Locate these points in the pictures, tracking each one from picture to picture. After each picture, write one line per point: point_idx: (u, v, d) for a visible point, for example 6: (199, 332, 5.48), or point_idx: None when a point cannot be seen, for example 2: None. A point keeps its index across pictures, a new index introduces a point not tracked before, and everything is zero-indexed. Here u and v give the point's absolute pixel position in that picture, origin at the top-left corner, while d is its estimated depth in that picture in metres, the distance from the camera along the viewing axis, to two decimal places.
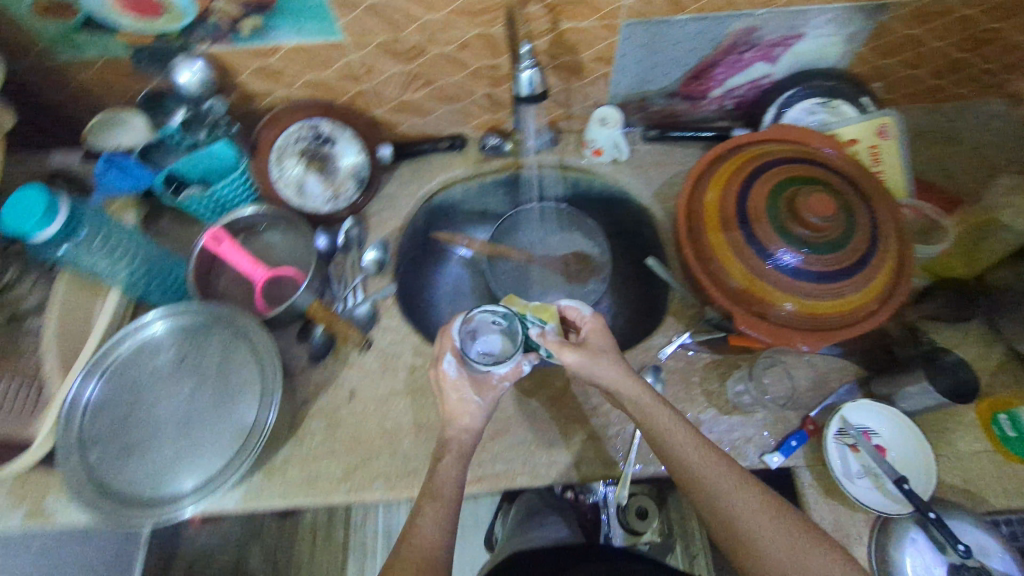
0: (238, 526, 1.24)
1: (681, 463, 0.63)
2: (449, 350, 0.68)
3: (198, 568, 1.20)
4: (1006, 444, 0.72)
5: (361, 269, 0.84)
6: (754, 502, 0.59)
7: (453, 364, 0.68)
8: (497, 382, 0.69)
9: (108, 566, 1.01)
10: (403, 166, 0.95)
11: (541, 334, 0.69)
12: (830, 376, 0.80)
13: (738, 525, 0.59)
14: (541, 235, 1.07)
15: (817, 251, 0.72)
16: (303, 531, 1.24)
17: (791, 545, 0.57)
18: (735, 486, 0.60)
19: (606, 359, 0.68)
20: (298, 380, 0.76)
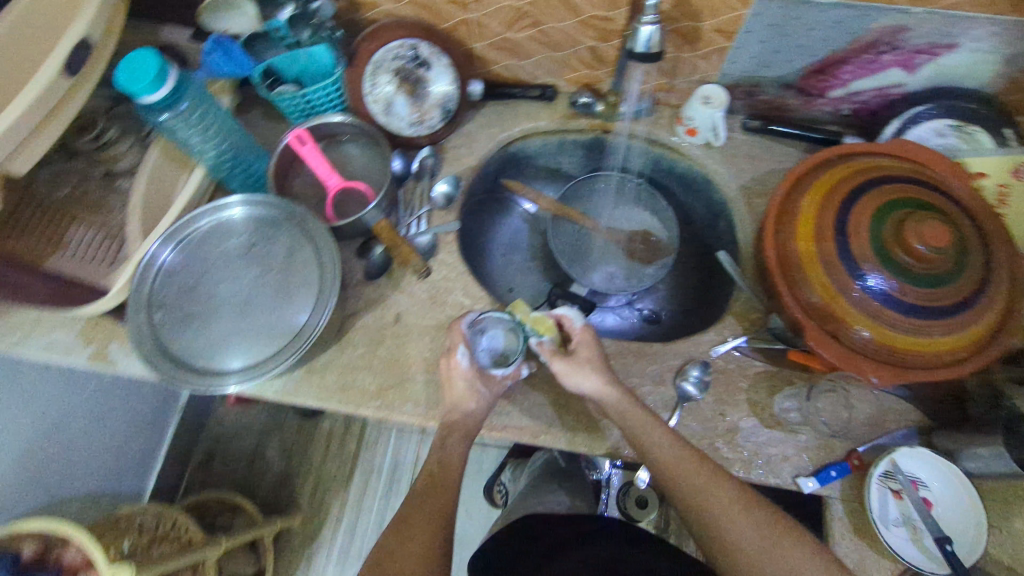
0: (264, 416, 1.31)
1: (699, 475, 0.62)
2: (461, 343, 0.70)
3: (222, 443, 1.29)
4: None
5: (430, 200, 0.84)
6: (764, 532, 0.59)
7: (465, 356, 0.69)
8: (501, 379, 0.72)
9: (144, 419, 1.10)
10: (489, 107, 0.93)
11: (539, 343, 0.72)
12: (889, 416, 0.75)
13: (739, 554, 0.58)
14: (610, 208, 1.03)
15: (914, 282, 0.66)
16: (321, 435, 1.30)
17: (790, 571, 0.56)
18: (746, 504, 0.60)
19: (589, 370, 0.68)
20: (351, 292, 0.77)
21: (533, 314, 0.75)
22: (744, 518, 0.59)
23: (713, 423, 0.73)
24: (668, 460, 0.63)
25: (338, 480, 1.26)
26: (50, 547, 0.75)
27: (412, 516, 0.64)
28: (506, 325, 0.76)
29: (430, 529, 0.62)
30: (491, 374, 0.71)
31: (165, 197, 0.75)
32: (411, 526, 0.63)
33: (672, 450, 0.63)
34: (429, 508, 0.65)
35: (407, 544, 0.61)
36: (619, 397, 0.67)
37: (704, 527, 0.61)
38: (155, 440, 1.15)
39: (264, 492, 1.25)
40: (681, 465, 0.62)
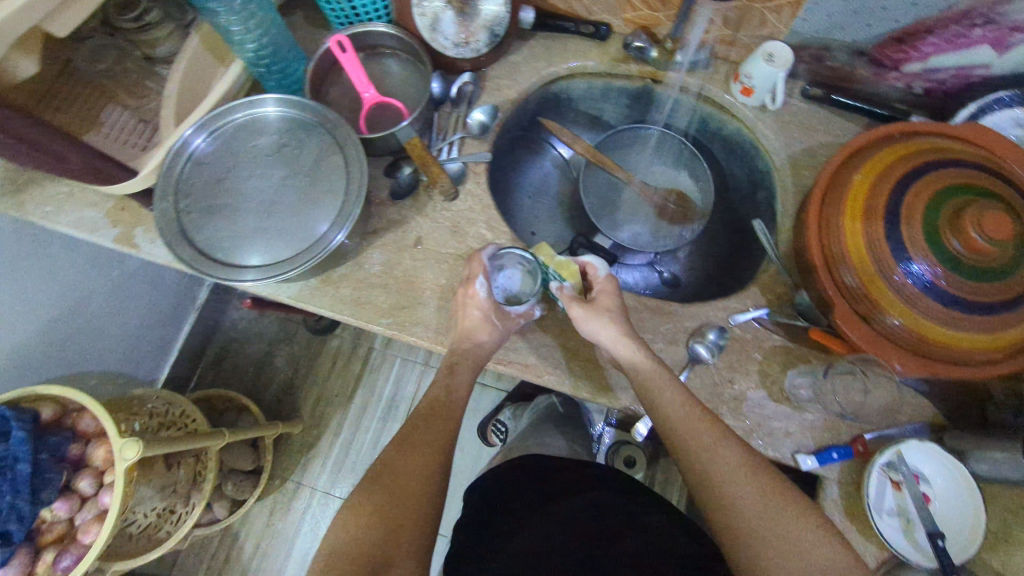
0: (275, 325, 1.35)
1: (701, 437, 0.62)
2: (481, 272, 0.70)
3: (235, 345, 1.33)
4: None
5: (465, 127, 0.82)
6: (767, 498, 0.58)
7: (484, 285, 0.69)
8: (516, 317, 0.72)
9: (166, 311, 1.14)
10: (538, 39, 0.88)
11: (559, 288, 0.71)
12: (903, 408, 0.72)
13: (739, 516, 0.59)
14: (649, 161, 1.02)
15: (961, 272, 0.62)
16: (329, 352, 1.34)
17: (777, 540, 0.56)
18: (747, 472, 0.60)
19: (606, 318, 0.68)
20: (374, 209, 0.77)
21: (558, 257, 0.74)
22: (749, 481, 0.60)
23: (720, 389, 0.72)
24: (674, 415, 0.64)
25: (340, 396, 1.30)
26: (67, 413, 0.79)
27: (412, 436, 0.65)
28: (524, 267, 0.76)
29: (428, 448, 0.63)
30: (505, 311, 0.71)
31: (200, 89, 0.74)
32: (409, 445, 0.64)
33: (680, 407, 0.64)
34: (429, 429, 0.66)
35: (407, 455, 0.62)
36: (633, 350, 0.67)
37: (705, 484, 0.61)
38: (171, 333, 1.19)
39: (270, 399, 1.30)
40: (681, 422, 0.63)
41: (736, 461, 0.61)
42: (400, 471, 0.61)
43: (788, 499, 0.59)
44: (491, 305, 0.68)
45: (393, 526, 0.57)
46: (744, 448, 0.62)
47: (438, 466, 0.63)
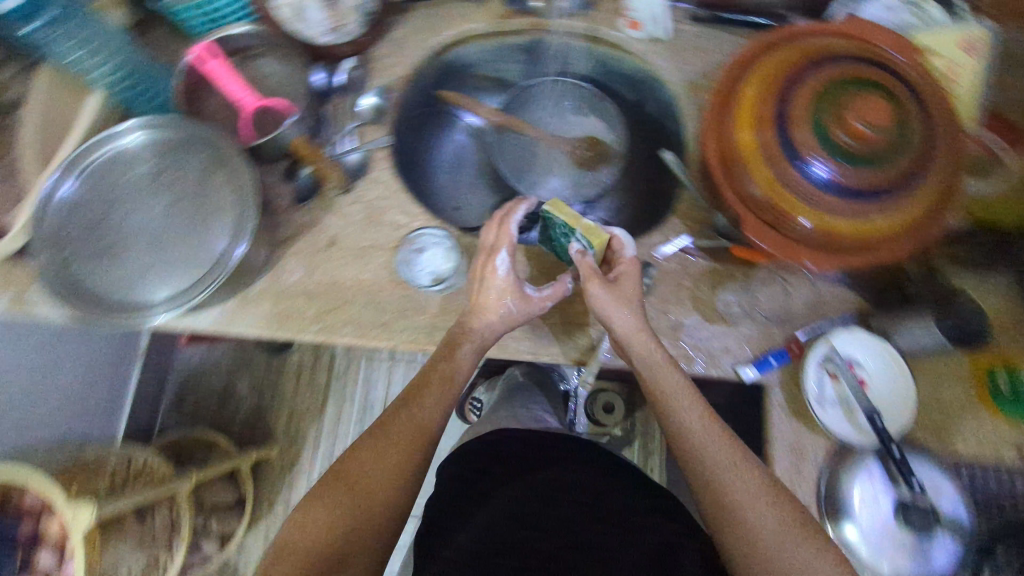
0: (229, 354, 1.32)
1: (716, 462, 0.62)
2: (507, 248, 0.70)
3: (191, 383, 1.30)
4: (996, 402, 0.70)
5: (357, 115, 0.79)
6: (788, 531, 0.57)
7: (505, 263, 0.69)
8: (540, 300, 0.69)
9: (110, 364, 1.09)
10: (418, 10, 0.86)
11: (579, 254, 0.69)
12: (829, 303, 0.76)
13: (756, 548, 0.57)
14: (556, 112, 1.05)
15: (854, 163, 0.64)
16: (290, 369, 1.31)
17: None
18: (768, 501, 0.59)
19: (627, 309, 0.66)
20: (280, 217, 0.74)
21: (585, 221, 0.69)
22: (771, 515, 0.58)
23: (657, 322, 0.74)
24: (698, 440, 0.63)
25: (311, 410, 1.29)
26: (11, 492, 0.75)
27: (389, 423, 0.64)
28: (444, 245, 0.74)
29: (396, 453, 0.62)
30: (526, 294, 0.69)
31: (63, 129, 0.69)
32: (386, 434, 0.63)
33: (699, 426, 0.64)
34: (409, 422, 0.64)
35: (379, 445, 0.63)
36: (649, 345, 0.66)
37: (718, 508, 0.60)
38: (119, 386, 1.14)
39: (240, 428, 1.28)
40: (696, 439, 0.63)
41: (760, 492, 0.59)
42: (370, 478, 0.61)
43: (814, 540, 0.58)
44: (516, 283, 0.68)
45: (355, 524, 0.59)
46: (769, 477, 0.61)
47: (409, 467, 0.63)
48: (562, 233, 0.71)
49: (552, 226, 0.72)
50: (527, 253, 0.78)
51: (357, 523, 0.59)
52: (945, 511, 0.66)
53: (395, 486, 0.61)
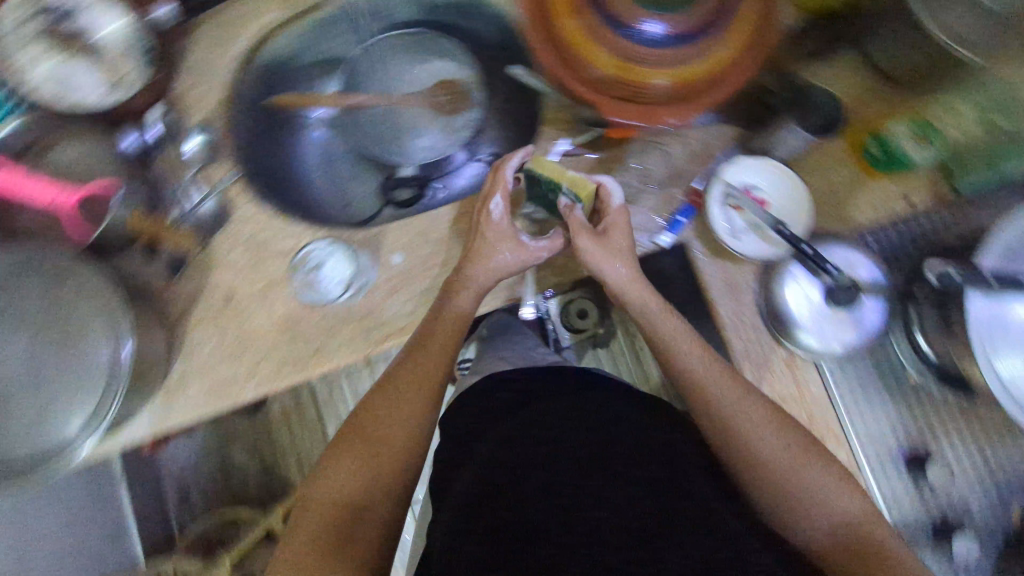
0: (212, 432, 1.32)
1: (722, 404, 0.69)
2: (501, 195, 0.74)
3: (187, 477, 1.29)
4: (875, 166, 0.77)
5: (188, 162, 0.73)
6: (795, 453, 0.66)
7: (500, 206, 0.73)
8: (536, 250, 0.73)
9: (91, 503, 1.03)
10: (198, 25, 0.77)
11: (569, 208, 0.72)
12: (712, 145, 0.80)
13: (766, 472, 0.66)
14: (396, 71, 0.94)
15: (673, 11, 0.67)
16: (277, 418, 1.34)
17: (801, 484, 0.65)
18: (774, 429, 0.67)
19: (617, 260, 0.71)
20: (164, 297, 0.70)
21: (571, 174, 0.71)
22: (776, 441, 0.67)
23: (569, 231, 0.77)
24: (699, 375, 0.71)
25: (314, 445, 1.32)
26: None
27: (398, 372, 0.72)
28: (339, 253, 0.72)
29: (408, 400, 0.71)
30: (523, 242, 0.73)
31: None
32: (399, 386, 0.72)
33: (703, 370, 0.71)
34: (418, 373, 0.71)
35: (392, 394, 0.71)
36: (641, 289, 0.73)
37: (729, 442, 0.69)
38: (114, 513, 1.08)
39: (257, 492, 1.31)
40: (704, 385, 0.70)
41: (762, 421, 0.67)
42: (382, 430, 0.69)
43: (814, 454, 0.67)
44: (509, 230, 0.73)
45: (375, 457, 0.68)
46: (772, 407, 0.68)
47: (416, 432, 0.70)
48: (548, 189, 0.73)
49: (538, 183, 0.74)
50: (425, 221, 0.76)
51: (370, 473, 0.67)
52: (865, 279, 0.74)
53: (404, 437, 0.70)
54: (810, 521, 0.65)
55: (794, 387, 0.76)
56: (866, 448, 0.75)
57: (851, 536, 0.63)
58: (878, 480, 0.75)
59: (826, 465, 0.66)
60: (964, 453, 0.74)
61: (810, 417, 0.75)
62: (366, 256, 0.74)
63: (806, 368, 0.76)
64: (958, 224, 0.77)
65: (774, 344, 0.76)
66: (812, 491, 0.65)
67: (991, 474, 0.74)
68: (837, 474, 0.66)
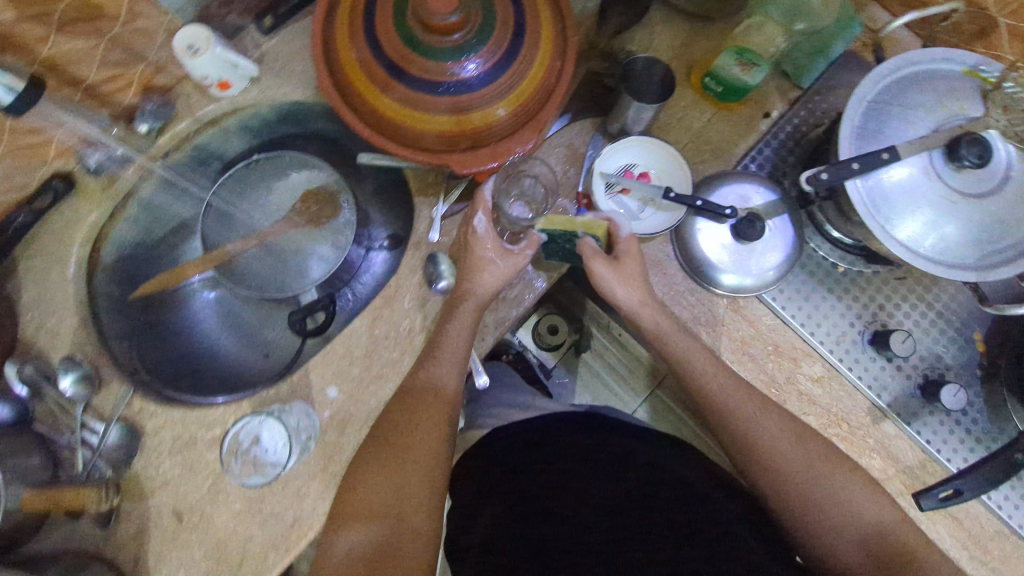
0: None
1: (739, 416, 0.70)
2: (483, 211, 0.72)
3: None
4: (722, 99, 0.81)
5: (70, 402, 0.67)
6: (817, 463, 0.67)
7: (483, 221, 0.72)
8: (522, 252, 0.73)
9: None
10: (20, 260, 0.71)
11: (583, 249, 0.72)
12: (577, 144, 0.82)
13: (793, 486, 0.67)
14: (254, 204, 0.86)
15: (477, 45, 0.64)
16: None
17: (824, 491, 0.66)
18: (796, 443, 0.68)
19: (631, 282, 0.72)
20: (110, 549, 0.64)
21: (583, 220, 0.71)
22: (795, 451, 0.68)
23: None
24: (712, 387, 0.71)
25: None
26: None
27: (412, 399, 0.67)
28: (268, 419, 0.68)
29: (430, 418, 0.67)
30: (508, 249, 0.72)
31: None
32: (416, 402, 0.67)
33: (716, 377, 0.71)
34: (429, 393, 0.67)
35: (411, 417, 0.66)
36: (657, 315, 0.73)
37: (752, 454, 0.69)
38: None
39: None
40: (718, 394, 0.71)
41: (781, 432, 0.69)
42: (410, 438, 0.65)
43: (833, 458, 0.68)
44: (490, 240, 0.71)
45: (401, 455, 0.64)
46: (785, 417, 0.70)
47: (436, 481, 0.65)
48: (563, 240, 0.73)
49: (553, 239, 0.73)
50: (347, 339, 0.72)
51: (394, 512, 0.62)
52: (763, 205, 0.76)
53: (426, 471, 0.65)
54: (836, 536, 0.64)
55: (747, 325, 0.79)
56: (835, 349, 0.78)
57: (876, 544, 0.63)
58: (856, 371, 0.78)
59: (849, 472, 0.67)
60: (916, 315, 0.78)
61: (772, 345, 0.78)
62: (300, 404, 0.70)
63: (750, 303, 0.79)
64: (818, 117, 0.81)
65: (712, 294, 0.79)
66: (836, 499, 0.65)
67: (945, 322, 0.78)
68: (863, 483, 0.66)
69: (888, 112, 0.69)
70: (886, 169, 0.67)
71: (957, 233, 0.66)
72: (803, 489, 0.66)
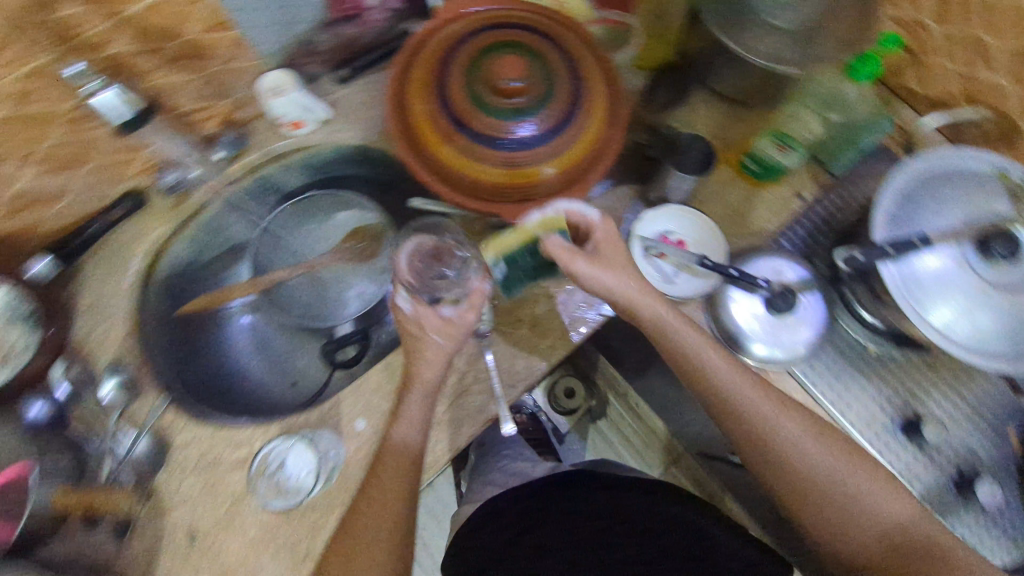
0: None
1: (786, 437, 0.69)
2: (402, 288, 0.70)
3: None
4: (758, 177, 0.85)
5: (109, 408, 0.68)
6: (866, 483, 0.67)
7: (407, 298, 0.70)
8: (465, 313, 0.69)
9: None
10: (86, 265, 0.74)
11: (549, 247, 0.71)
12: (616, 208, 0.87)
13: (849, 508, 0.66)
14: (305, 234, 0.89)
15: (536, 111, 0.70)
16: None
17: (880, 509, 0.66)
18: (844, 460, 0.68)
19: (620, 269, 0.71)
20: (121, 563, 0.63)
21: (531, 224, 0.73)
22: (853, 473, 0.67)
23: (517, 329, 0.78)
24: (756, 407, 0.69)
25: None
26: None
27: (379, 467, 0.64)
28: (297, 445, 0.68)
29: (393, 475, 0.64)
30: (446, 314, 0.68)
31: None
32: (379, 471, 0.64)
33: (761, 397, 0.69)
34: (391, 456, 0.64)
35: (374, 482, 0.63)
36: (691, 338, 0.70)
37: (805, 479, 0.68)
38: None
39: None
40: (767, 416, 0.68)
41: (833, 451, 0.68)
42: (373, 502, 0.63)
43: (858, 455, 0.68)
44: (423, 314, 0.69)
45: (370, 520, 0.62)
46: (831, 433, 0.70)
47: (398, 537, 0.64)
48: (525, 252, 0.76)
49: (513, 259, 0.76)
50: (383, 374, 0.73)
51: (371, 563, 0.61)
52: (797, 280, 0.78)
53: (386, 529, 0.63)
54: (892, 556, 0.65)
55: None
56: (865, 433, 0.77)
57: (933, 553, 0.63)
58: (884, 457, 0.76)
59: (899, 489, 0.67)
60: (949, 407, 0.77)
61: None
62: (329, 433, 0.70)
63: (779, 377, 0.80)
64: (847, 203, 0.86)
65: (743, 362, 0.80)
66: (892, 516, 0.65)
67: (980, 416, 0.76)
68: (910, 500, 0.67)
69: (919, 203, 0.73)
70: (919, 256, 0.69)
71: (993, 323, 0.66)
72: (848, 507, 0.66)
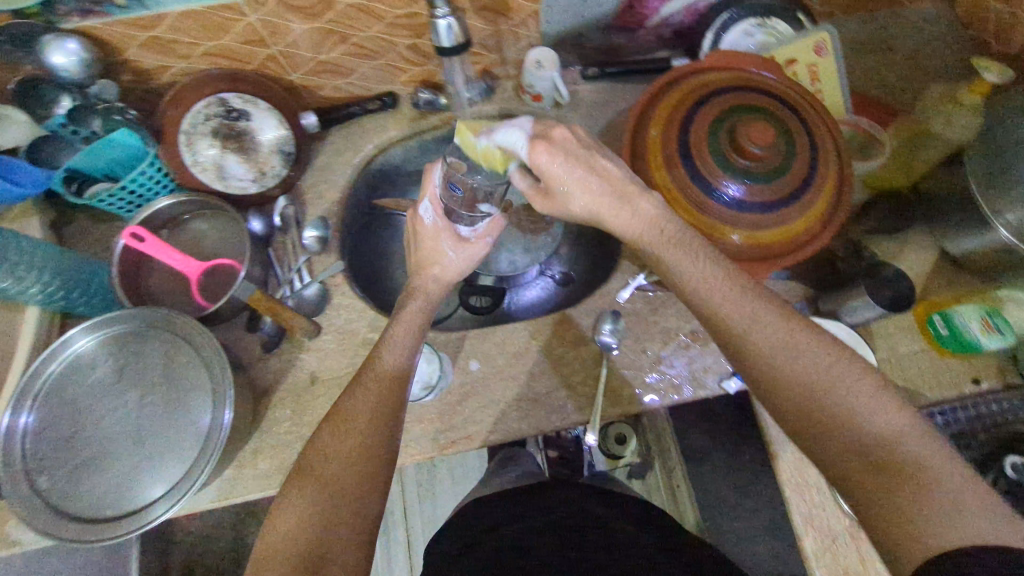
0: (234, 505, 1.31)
1: (788, 366, 0.56)
2: (428, 198, 0.74)
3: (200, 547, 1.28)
4: (942, 342, 0.79)
5: (304, 249, 0.81)
6: (890, 429, 0.52)
7: (429, 209, 0.74)
8: (482, 238, 0.76)
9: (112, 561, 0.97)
10: (333, 133, 0.89)
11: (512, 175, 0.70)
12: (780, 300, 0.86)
13: (862, 447, 0.52)
14: None
15: (758, 180, 0.72)
16: None
17: (908, 468, 0.50)
18: (858, 394, 0.54)
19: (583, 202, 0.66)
20: (254, 369, 0.74)
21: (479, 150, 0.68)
22: (873, 414, 0.53)
23: (640, 362, 0.79)
24: (767, 343, 0.58)
25: None
26: None
27: (359, 386, 0.63)
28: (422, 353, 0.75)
29: (376, 391, 0.62)
30: (463, 236, 0.75)
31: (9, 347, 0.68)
32: (358, 388, 0.63)
33: (775, 323, 0.58)
34: (375, 373, 0.64)
35: (357, 394, 0.62)
36: (765, 340, 0.58)
37: (809, 416, 0.55)
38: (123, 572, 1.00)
39: None
40: (769, 351, 0.57)
41: (844, 379, 0.54)
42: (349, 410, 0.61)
43: None
44: (441, 230, 0.75)
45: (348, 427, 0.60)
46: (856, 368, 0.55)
47: (383, 444, 0.60)
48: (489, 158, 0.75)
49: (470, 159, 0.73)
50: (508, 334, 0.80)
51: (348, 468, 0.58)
52: None
53: (367, 443, 0.59)
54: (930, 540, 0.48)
55: None
56: None
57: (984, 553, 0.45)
58: None
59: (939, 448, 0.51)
60: None
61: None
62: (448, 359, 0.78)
63: None
64: None
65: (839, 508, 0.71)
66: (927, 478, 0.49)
67: None
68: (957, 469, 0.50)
69: None
70: None
71: None
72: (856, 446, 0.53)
